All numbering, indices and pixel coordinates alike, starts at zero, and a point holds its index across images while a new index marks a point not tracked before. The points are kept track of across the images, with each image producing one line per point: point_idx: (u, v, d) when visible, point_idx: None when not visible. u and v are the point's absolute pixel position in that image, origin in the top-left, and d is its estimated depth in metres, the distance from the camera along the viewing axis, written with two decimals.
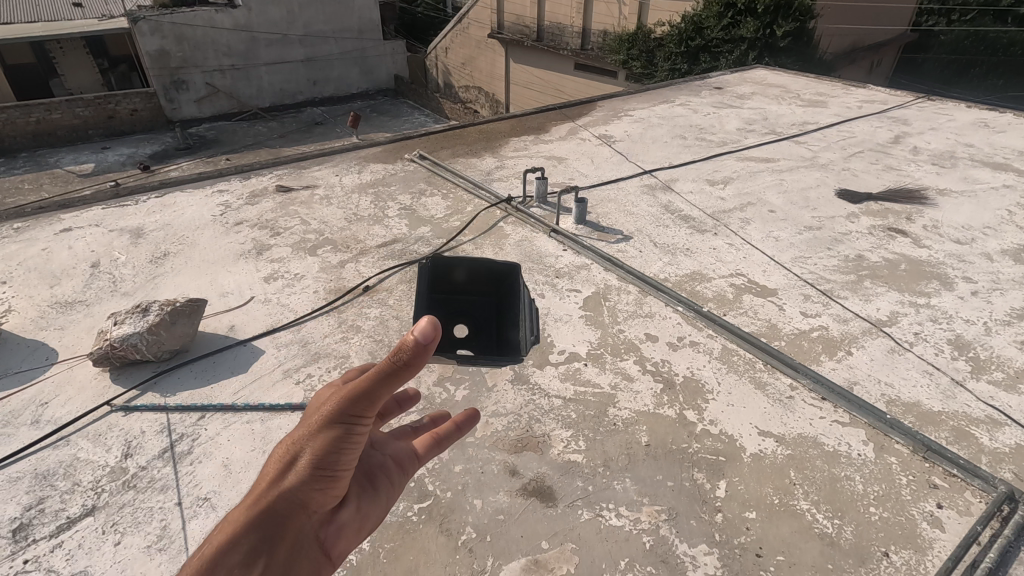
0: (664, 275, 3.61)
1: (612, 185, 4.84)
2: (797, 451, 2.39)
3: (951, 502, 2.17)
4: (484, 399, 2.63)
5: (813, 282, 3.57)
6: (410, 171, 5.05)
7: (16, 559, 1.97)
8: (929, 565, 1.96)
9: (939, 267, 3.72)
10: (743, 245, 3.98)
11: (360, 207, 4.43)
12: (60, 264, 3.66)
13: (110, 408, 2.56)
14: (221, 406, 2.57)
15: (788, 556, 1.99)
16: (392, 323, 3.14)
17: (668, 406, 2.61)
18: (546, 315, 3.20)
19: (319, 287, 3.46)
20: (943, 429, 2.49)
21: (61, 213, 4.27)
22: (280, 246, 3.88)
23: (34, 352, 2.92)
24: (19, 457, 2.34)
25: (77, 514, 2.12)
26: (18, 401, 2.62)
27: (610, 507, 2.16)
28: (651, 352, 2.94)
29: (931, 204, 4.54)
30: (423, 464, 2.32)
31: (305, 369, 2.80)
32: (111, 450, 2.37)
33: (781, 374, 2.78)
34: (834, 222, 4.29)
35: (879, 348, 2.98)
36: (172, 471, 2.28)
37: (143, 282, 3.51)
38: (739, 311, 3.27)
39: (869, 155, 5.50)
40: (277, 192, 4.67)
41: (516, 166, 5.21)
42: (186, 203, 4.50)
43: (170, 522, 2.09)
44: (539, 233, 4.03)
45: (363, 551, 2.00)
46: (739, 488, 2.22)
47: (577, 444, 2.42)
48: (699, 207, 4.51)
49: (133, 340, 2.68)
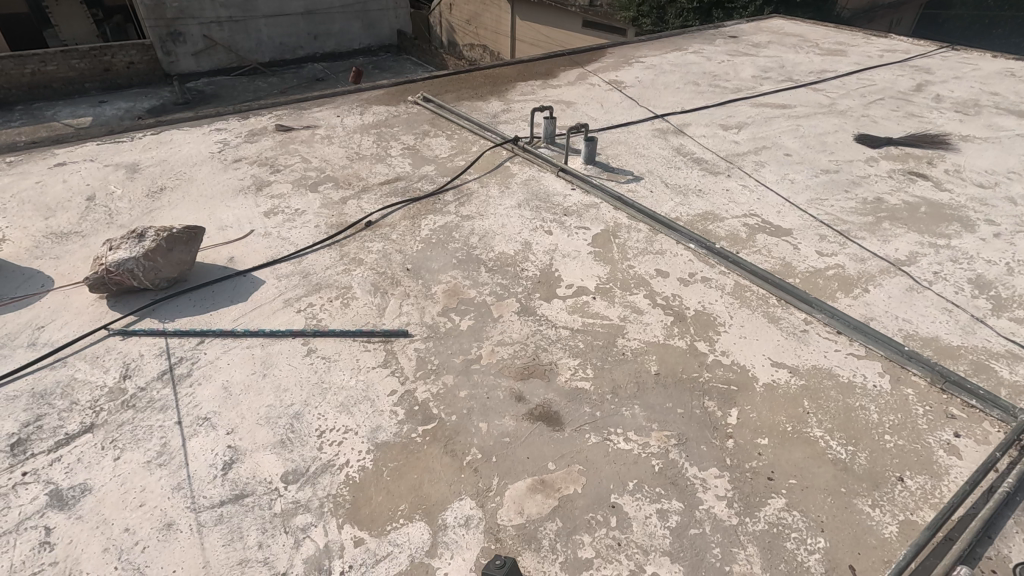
0: (675, 214, 3.48)
1: (622, 127, 4.64)
2: (810, 381, 2.32)
3: (968, 432, 2.12)
4: (490, 330, 2.56)
5: (829, 222, 3.42)
6: (413, 112, 4.86)
7: (15, 472, 1.94)
8: (945, 490, 1.92)
9: (961, 209, 3.58)
10: (757, 187, 3.80)
11: (362, 146, 4.27)
12: (55, 197, 3.54)
13: (108, 333, 2.51)
14: (220, 332, 2.51)
15: (801, 480, 1.95)
16: (395, 257, 3.04)
17: (679, 337, 2.54)
18: (553, 251, 3.09)
19: (320, 221, 3.35)
20: (961, 363, 2.42)
21: (53, 147, 4.12)
22: (280, 182, 3.75)
23: (29, 279, 2.85)
24: (15, 376, 2.29)
25: (76, 431, 2.08)
26: (13, 325, 2.56)
27: (618, 432, 2.11)
28: (662, 286, 2.85)
29: (954, 149, 4.36)
30: (427, 389, 2.27)
31: (306, 299, 2.73)
32: (109, 372, 2.32)
33: (795, 309, 2.70)
34: (853, 165, 4.10)
35: (897, 286, 2.89)
36: (171, 392, 2.23)
37: (139, 215, 3.41)
38: (753, 248, 3.16)
39: (890, 101, 5.26)
40: (276, 131, 4.46)
41: (524, 109, 5.02)
42: (183, 142, 4.24)
43: (170, 439, 2.05)
44: (547, 172, 3.88)
45: (367, 470, 1.97)
46: (751, 415, 2.17)
47: (585, 372, 2.36)
48: (713, 149, 4.33)
49: (128, 266, 2.60)
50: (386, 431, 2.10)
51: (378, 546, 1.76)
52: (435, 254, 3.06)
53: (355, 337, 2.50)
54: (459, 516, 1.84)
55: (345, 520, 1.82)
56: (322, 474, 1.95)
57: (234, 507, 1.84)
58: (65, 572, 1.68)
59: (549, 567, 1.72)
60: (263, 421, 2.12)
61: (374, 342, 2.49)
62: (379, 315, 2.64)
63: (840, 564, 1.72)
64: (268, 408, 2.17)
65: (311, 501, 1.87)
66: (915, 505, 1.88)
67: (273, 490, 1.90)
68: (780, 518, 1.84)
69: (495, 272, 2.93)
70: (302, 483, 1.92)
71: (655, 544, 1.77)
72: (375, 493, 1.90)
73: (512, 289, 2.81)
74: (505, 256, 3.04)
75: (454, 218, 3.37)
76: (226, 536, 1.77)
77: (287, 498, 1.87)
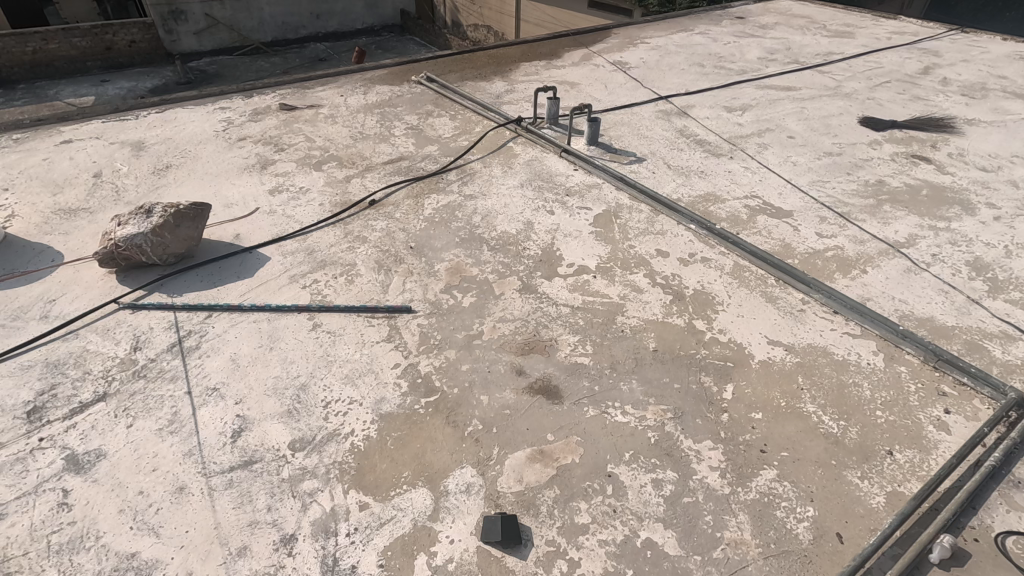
0: (677, 195, 3.49)
1: (626, 108, 4.63)
2: (806, 358, 2.37)
3: (958, 409, 2.16)
4: (492, 306, 2.61)
5: (830, 204, 3.44)
6: (417, 92, 4.85)
7: (32, 437, 2.01)
8: (932, 463, 1.98)
9: (962, 193, 3.58)
10: (759, 169, 3.80)
11: (366, 125, 4.28)
12: (62, 174, 3.58)
13: (118, 306, 2.56)
14: (227, 306, 2.56)
15: (793, 452, 2.01)
16: (399, 235, 3.07)
17: (678, 315, 2.58)
18: (555, 231, 3.12)
19: (325, 200, 3.38)
20: (954, 342, 2.47)
21: (58, 125, 4.14)
22: (284, 161, 3.77)
23: (39, 255, 2.89)
24: (29, 347, 2.36)
25: (90, 400, 2.14)
26: (25, 298, 2.62)
27: (616, 405, 2.17)
28: (662, 266, 2.88)
29: (958, 132, 4.35)
30: (429, 363, 2.33)
31: (311, 275, 2.77)
32: (120, 344, 2.38)
33: (793, 289, 2.73)
34: (856, 148, 4.09)
35: (895, 267, 2.91)
36: (181, 364, 2.29)
37: (145, 192, 3.44)
38: (754, 230, 3.19)
39: (896, 84, 5.22)
40: (279, 110, 4.46)
41: (527, 90, 5.00)
42: (187, 121, 4.25)
43: (180, 409, 2.12)
44: (550, 153, 3.89)
45: (371, 439, 2.03)
46: (746, 391, 2.23)
47: (585, 348, 2.41)
48: (716, 130, 4.32)
49: (137, 241, 2.65)
50: (389, 402, 2.16)
51: (382, 510, 1.82)
52: (438, 233, 3.09)
53: (359, 313, 2.55)
54: (461, 483, 1.90)
55: (350, 486, 1.88)
56: (328, 443, 2.01)
57: (243, 473, 1.91)
58: (83, 530, 1.75)
59: (547, 532, 1.78)
60: (270, 392, 2.18)
61: (378, 318, 2.54)
62: (383, 291, 2.68)
63: (828, 531, 1.78)
64: (276, 380, 2.23)
65: (318, 468, 1.93)
66: (903, 477, 1.94)
67: (281, 457, 1.96)
68: (771, 488, 1.90)
69: (497, 251, 2.96)
70: (308, 451, 1.98)
71: (650, 512, 1.84)
72: (379, 461, 1.96)
73: (514, 267, 2.85)
74: (507, 236, 3.07)
75: (457, 198, 3.40)
76: (237, 500, 1.84)
77: (295, 465, 1.94)
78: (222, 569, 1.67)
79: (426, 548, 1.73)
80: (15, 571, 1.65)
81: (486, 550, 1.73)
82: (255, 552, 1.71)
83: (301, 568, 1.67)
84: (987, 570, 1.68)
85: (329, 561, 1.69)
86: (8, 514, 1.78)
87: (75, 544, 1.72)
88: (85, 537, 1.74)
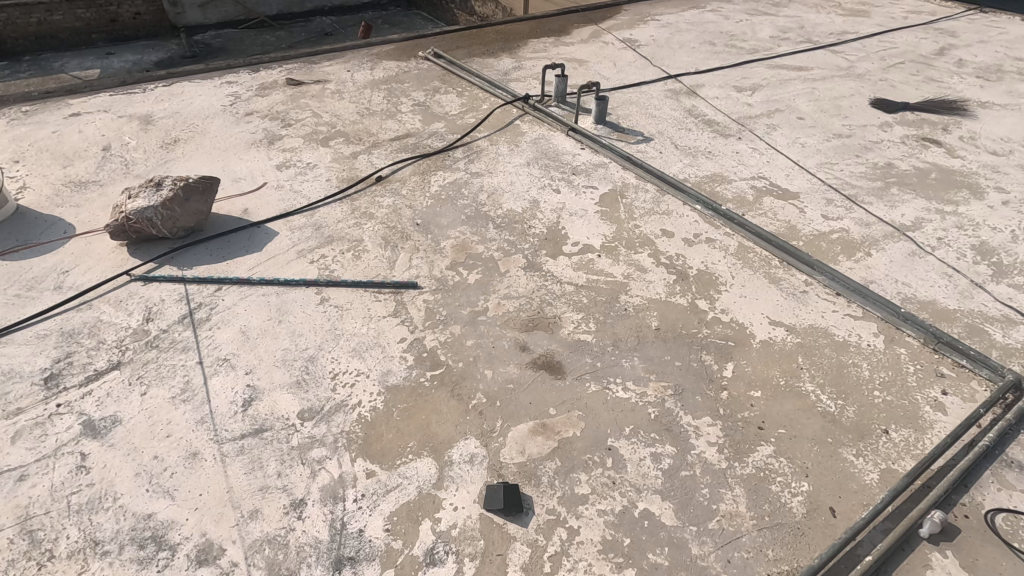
0: (684, 176, 3.49)
1: (634, 87, 4.58)
2: (807, 339, 2.40)
3: (955, 390, 2.20)
4: (497, 283, 2.64)
5: (837, 187, 3.42)
6: (424, 68, 4.81)
7: (50, 403, 2.07)
8: (927, 442, 2.01)
9: (971, 177, 3.56)
10: (767, 150, 3.77)
11: (373, 102, 4.27)
12: (72, 147, 3.60)
13: (130, 278, 2.61)
14: (236, 280, 2.60)
15: (790, 429, 2.05)
16: (405, 212, 3.09)
17: (681, 295, 2.60)
18: (561, 209, 3.13)
19: (332, 175, 3.39)
20: (956, 325, 2.49)
21: (66, 97, 4.15)
22: (292, 137, 3.77)
23: (51, 227, 2.94)
24: (44, 317, 2.41)
25: (104, 368, 2.20)
26: (39, 269, 2.67)
27: (617, 381, 2.21)
28: (666, 246, 2.89)
29: (971, 115, 4.29)
30: (435, 337, 2.37)
31: (318, 250, 2.81)
32: (133, 314, 2.43)
33: (796, 271, 2.74)
34: (866, 130, 4.05)
35: (900, 251, 2.92)
36: (192, 334, 2.35)
37: (154, 165, 3.47)
38: (759, 211, 3.19)
39: (910, 66, 5.13)
40: (286, 85, 4.44)
41: (535, 67, 4.95)
42: (194, 95, 4.25)
43: (192, 378, 2.17)
44: (557, 131, 3.88)
45: (378, 410, 2.08)
46: (746, 369, 2.26)
47: (588, 325, 2.44)
48: (725, 110, 4.28)
49: (147, 215, 2.69)
50: (396, 375, 2.20)
51: (388, 478, 1.88)
52: (444, 210, 3.11)
53: (366, 288, 2.59)
54: (465, 454, 1.96)
55: (358, 454, 1.94)
56: (336, 413, 2.07)
57: (254, 440, 1.97)
58: (101, 491, 1.82)
59: (547, 501, 1.84)
60: (279, 363, 2.23)
61: (384, 293, 2.57)
62: (390, 267, 2.71)
63: (821, 505, 1.83)
64: (285, 352, 2.28)
65: (326, 437, 1.99)
66: (897, 455, 1.98)
67: (291, 425, 2.02)
68: (767, 463, 1.95)
69: (503, 229, 2.98)
70: (317, 420, 2.04)
71: (649, 484, 1.89)
72: (386, 431, 2.01)
73: (519, 246, 2.87)
74: (513, 214, 3.09)
75: (463, 175, 3.41)
76: (248, 466, 1.90)
77: (304, 433, 2.00)
78: (235, 530, 1.74)
79: (430, 514, 1.79)
80: (39, 529, 1.73)
81: (489, 517, 1.79)
82: (266, 515, 1.77)
83: (311, 531, 1.74)
84: (975, 545, 1.73)
85: (337, 525, 1.76)
86: (29, 476, 1.85)
87: (94, 505, 1.79)
88: (103, 498, 1.81)
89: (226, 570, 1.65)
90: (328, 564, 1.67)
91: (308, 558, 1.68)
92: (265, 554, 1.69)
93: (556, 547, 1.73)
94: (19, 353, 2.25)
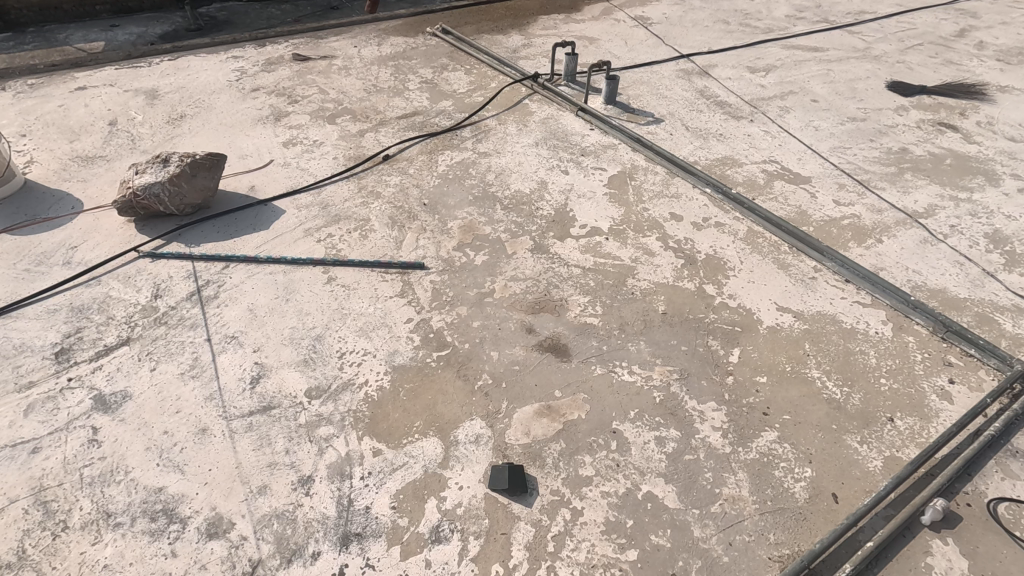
0: (694, 158, 3.44)
1: (645, 67, 4.50)
2: (814, 326, 2.39)
3: (962, 379, 2.19)
4: (504, 265, 2.63)
5: (850, 171, 3.37)
6: (431, 45, 4.73)
7: (61, 377, 2.10)
8: (932, 431, 2.02)
9: (987, 163, 3.50)
10: (779, 133, 3.71)
11: (380, 78, 4.21)
12: (78, 121, 3.58)
13: (138, 255, 2.62)
14: (243, 258, 2.61)
15: (795, 416, 2.05)
16: (412, 192, 3.07)
17: (688, 280, 2.59)
18: (569, 191, 3.10)
19: (338, 153, 3.37)
20: (965, 314, 2.47)
21: (72, 71, 4.11)
22: (298, 113, 3.73)
23: (60, 201, 2.94)
24: (53, 292, 2.43)
25: (114, 343, 2.22)
26: (48, 244, 2.67)
27: (623, 365, 2.21)
28: (675, 230, 2.87)
29: (989, 100, 4.20)
30: (441, 318, 2.37)
31: (325, 229, 2.80)
32: (141, 291, 2.44)
33: (805, 257, 2.72)
34: (881, 114, 3.97)
35: (911, 238, 2.88)
36: (200, 312, 2.36)
37: (160, 141, 3.44)
38: (770, 195, 3.15)
39: (929, 47, 5.01)
40: (293, 61, 4.38)
41: (545, 45, 4.87)
42: (200, 69, 4.20)
43: (200, 355, 2.19)
44: (566, 112, 3.82)
45: (385, 389, 2.10)
46: (753, 355, 2.26)
47: (594, 309, 2.44)
48: (738, 92, 4.20)
49: (155, 191, 2.70)
50: (402, 355, 2.22)
51: (394, 456, 1.90)
52: (451, 191, 3.09)
53: (373, 268, 2.59)
54: (470, 434, 1.97)
55: (364, 433, 1.96)
56: (343, 392, 2.08)
57: (262, 417, 1.99)
58: (113, 465, 1.85)
59: (552, 482, 1.86)
60: (287, 341, 2.25)
61: (391, 273, 2.57)
62: (397, 247, 2.71)
63: (823, 491, 1.84)
64: (292, 330, 2.29)
65: (334, 415, 2.01)
66: (901, 443, 1.99)
67: (298, 404, 2.04)
68: (771, 449, 1.96)
69: (510, 210, 2.96)
70: (324, 399, 2.06)
71: (652, 467, 1.90)
72: (392, 411, 2.03)
73: (526, 227, 2.86)
74: (521, 195, 3.06)
75: (471, 155, 3.37)
76: (256, 442, 1.92)
77: (311, 412, 2.02)
78: (244, 505, 1.77)
79: (436, 493, 1.81)
80: (52, 500, 1.76)
81: (493, 497, 1.82)
82: (274, 491, 1.80)
83: (318, 507, 1.77)
84: (977, 533, 1.74)
85: (344, 502, 1.78)
86: (42, 448, 1.88)
87: (105, 478, 1.82)
88: (115, 471, 1.84)
89: (235, 543, 1.69)
90: (335, 540, 1.70)
91: (315, 533, 1.71)
92: (273, 529, 1.72)
93: (559, 527, 1.75)
94: (30, 328, 2.27)
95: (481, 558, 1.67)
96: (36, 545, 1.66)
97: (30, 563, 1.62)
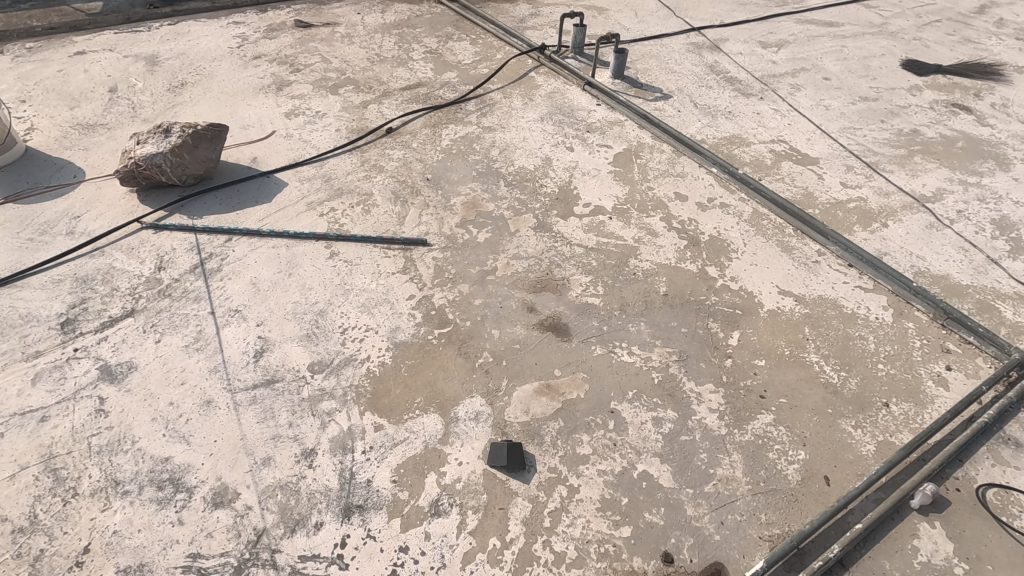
0: (702, 136, 3.39)
1: (655, 39, 4.39)
2: (815, 310, 2.39)
3: (959, 366, 2.20)
4: (507, 243, 2.62)
5: (859, 153, 3.32)
6: (436, 13, 4.62)
7: (67, 347, 2.13)
8: (926, 417, 2.04)
9: (999, 147, 3.44)
10: (789, 112, 3.65)
11: (384, 47, 4.12)
12: (78, 88, 3.53)
13: (141, 226, 2.62)
14: (246, 231, 2.61)
15: (791, 399, 2.08)
16: (415, 166, 3.05)
17: (691, 261, 2.58)
18: (574, 168, 3.07)
19: (341, 125, 3.33)
20: (967, 301, 2.47)
21: (70, 36, 4.04)
22: (300, 83, 3.67)
23: (61, 170, 2.92)
24: (58, 263, 2.44)
25: (119, 315, 2.25)
26: (51, 213, 2.68)
27: (623, 345, 2.23)
28: (679, 210, 2.85)
29: (1005, 81, 4.10)
30: (443, 295, 2.38)
31: (328, 204, 2.79)
32: (144, 262, 2.45)
33: (809, 240, 2.71)
34: (893, 94, 3.89)
35: (917, 222, 2.86)
36: (203, 285, 2.37)
37: (161, 109, 3.40)
38: (777, 176, 3.12)
39: (947, 24, 4.88)
40: (295, 28, 4.29)
41: (552, 15, 4.75)
42: (200, 35, 4.11)
43: (204, 327, 2.21)
44: (573, 86, 3.76)
45: (386, 365, 2.12)
46: (751, 338, 2.27)
47: (595, 289, 2.44)
48: (749, 68, 4.10)
49: (157, 161, 2.67)
50: (404, 331, 2.23)
51: (395, 431, 1.94)
52: (455, 166, 3.06)
53: (375, 244, 2.59)
54: (470, 411, 2.00)
55: (366, 408, 1.99)
56: (346, 367, 2.11)
57: (265, 391, 2.02)
58: (120, 435, 1.89)
59: (549, 460, 1.89)
60: (290, 316, 2.27)
61: (394, 249, 2.57)
62: (399, 223, 2.70)
63: (816, 474, 1.88)
64: (296, 305, 2.31)
65: (336, 390, 2.04)
66: (895, 428, 2.01)
67: (301, 377, 2.07)
68: (766, 431, 1.99)
69: (514, 187, 2.94)
70: (327, 373, 2.09)
71: (649, 447, 1.94)
72: (393, 386, 2.06)
73: (529, 205, 2.84)
74: (525, 171, 3.03)
75: (475, 129, 3.33)
76: (260, 415, 1.96)
77: (314, 386, 2.05)
78: (248, 475, 1.81)
79: (436, 467, 1.85)
80: (61, 468, 1.81)
81: (492, 473, 1.85)
82: (277, 463, 1.84)
83: (321, 479, 1.81)
84: (963, 516, 1.78)
85: (347, 474, 1.83)
86: (51, 417, 1.92)
87: (113, 447, 1.86)
88: (122, 441, 1.88)
89: (240, 513, 1.73)
90: (337, 511, 1.74)
91: (318, 505, 1.75)
92: (276, 500, 1.76)
93: (556, 503, 1.80)
94: (35, 298, 2.29)
95: (479, 532, 1.72)
96: (47, 510, 1.71)
97: (41, 528, 1.67)
